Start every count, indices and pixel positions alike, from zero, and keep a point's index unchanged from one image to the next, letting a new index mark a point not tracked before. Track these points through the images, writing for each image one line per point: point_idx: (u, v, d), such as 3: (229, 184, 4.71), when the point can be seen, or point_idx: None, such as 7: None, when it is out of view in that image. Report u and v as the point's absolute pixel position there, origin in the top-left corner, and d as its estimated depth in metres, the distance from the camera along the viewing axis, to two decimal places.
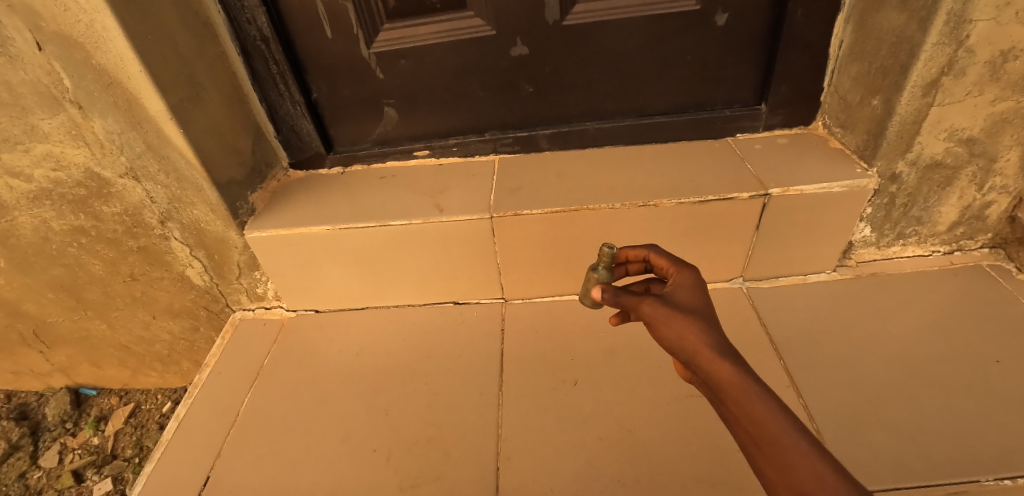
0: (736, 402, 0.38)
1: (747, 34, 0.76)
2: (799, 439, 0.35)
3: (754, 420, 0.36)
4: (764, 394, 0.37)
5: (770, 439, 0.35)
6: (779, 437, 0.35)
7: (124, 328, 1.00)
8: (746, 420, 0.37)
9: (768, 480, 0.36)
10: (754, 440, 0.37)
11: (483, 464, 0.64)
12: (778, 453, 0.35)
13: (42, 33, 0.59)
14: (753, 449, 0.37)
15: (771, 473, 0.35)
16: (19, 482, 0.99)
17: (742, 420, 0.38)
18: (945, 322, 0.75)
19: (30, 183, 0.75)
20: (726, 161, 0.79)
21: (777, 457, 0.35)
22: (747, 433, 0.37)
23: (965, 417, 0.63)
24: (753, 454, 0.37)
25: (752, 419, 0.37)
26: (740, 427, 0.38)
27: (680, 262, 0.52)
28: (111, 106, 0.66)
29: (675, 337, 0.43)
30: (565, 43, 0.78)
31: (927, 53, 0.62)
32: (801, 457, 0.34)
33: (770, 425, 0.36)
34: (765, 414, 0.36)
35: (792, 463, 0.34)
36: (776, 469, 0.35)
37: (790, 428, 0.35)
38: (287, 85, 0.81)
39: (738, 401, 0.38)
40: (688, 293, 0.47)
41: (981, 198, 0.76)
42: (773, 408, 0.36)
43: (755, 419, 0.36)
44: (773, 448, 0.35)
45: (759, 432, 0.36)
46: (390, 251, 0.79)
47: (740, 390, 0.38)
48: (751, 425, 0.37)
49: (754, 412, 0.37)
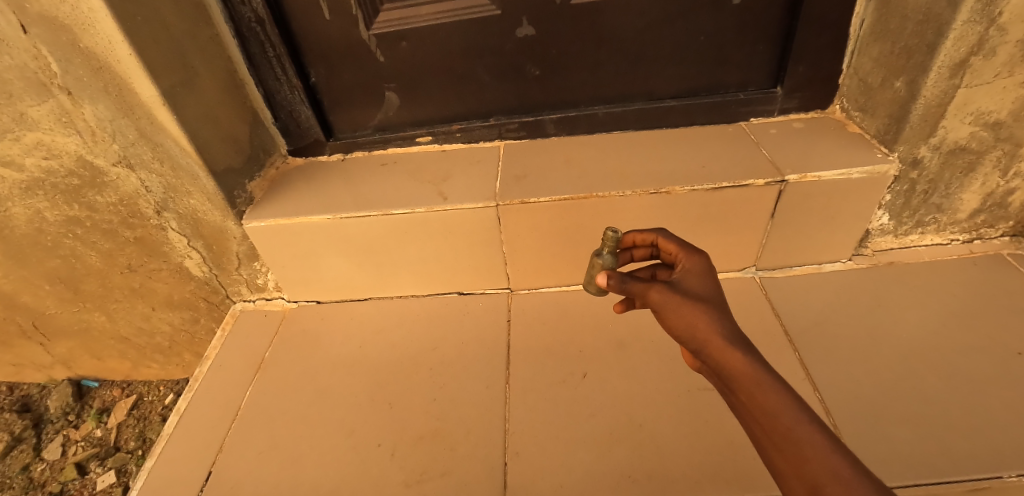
0: (748, 393, 0.36)
1: (764, 14, 0.73)
2: (815, 431, 0.33)
3: (768, 412, 0.35)
4: (778, 385, 0.35)
5: (783, 431, 0.34)
6: (793, 429, 0.33)
7: (124, 320, 0.98)
8: (759, 412, 0.35)
9: (779, 472, 0.34)
10: (765, 431, 0.35)
11: (491, 460, 0.63)
12: (792, 446, 0.33)
13: (27, 15, 0.56)
14: (765, 442, 0.35)
15: (782, 465, 0.33)
16: (23, 475, 0.99)
17: (754, 412, 0.36)
18: (966, 313, 0.73)
19: (22, 173, 0.72)
20: (741, 146, 0.76)
21: (788, 449, 0.33)
22: (758, 425, 0.36)
23: (987, 411, 0.61)
24: (763, 446, 0.35)
25: (765, 411, 0.35)
26: (751, 419, 0.36)
27: (688, 247, 0.50)
28: (100, 92, 0.64)
29: (684, 325, 0.41)
30: (572, 23, 0.74)
31: (957, 31, 0.59)
32: (816, 450, 0.32)
33: (784, 416, 0.34)
34: (778, 406, 0.34)
35: (807, 456, 0.32)
36: (787, 461, 0.33)
37: (805, 420, 0.34)
38: (285, 69, 0.78)
39: (751, 393, 0.36)
40: (699, 280, 0.45)
41: (1005, 184, 0.74)
42: (787, 400, 0.35)
43: (768, 410, 0.35)
44: (786, 440, 0.33)
45: (772, 424, 0.34)
46: (393, 241, 0.77)
47: (753, 380, 0.36)
48: (763, 416, 0.35)
49: (768, 403, 0.35)
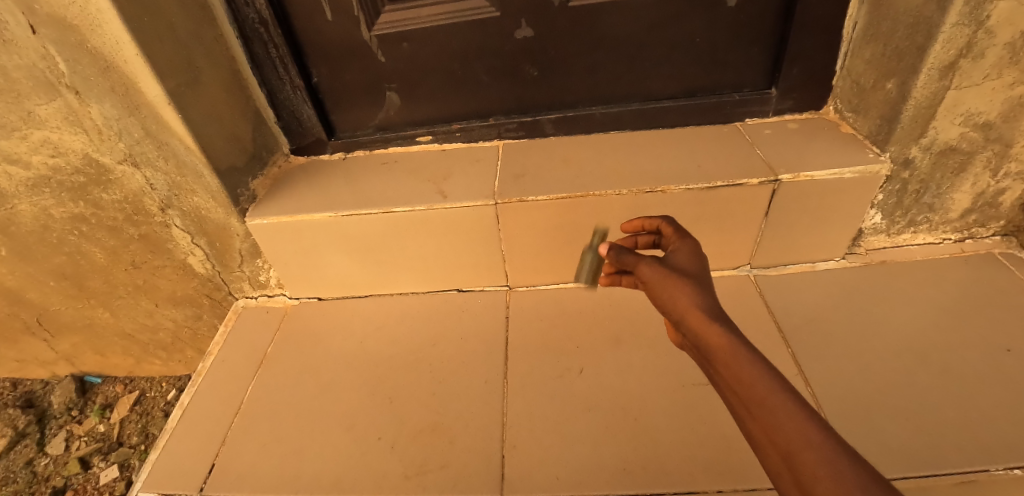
0: (723, 363, 0.37)
1: (759, 16, 0.74)
2: (786, 399, 0.34)
3: (742, 381, 0.36)
4: (752, 356, 0.36)
5: (757, 399, 0.35)
6: (766, 397, 0.34)
7: (127, 316, 0.99)
8: (734, 382, 0.36)
9: (757, 441, 0.35)
10: (741, 401, 0.36)
11: (489, 452, 0.64)
12: (765, 413, 0.34)
13: (35, 15, 0.58)
14: (741, 411, 0.36)
15: (758, 433, 0.34)
16: (26, 470, 1.00)
17: (731, 382, 0.37)
18: (957, 311, 0.74)
19: (28, 170, 0.74)
20: (736, 146, 0.78)
21: (762, 417, 0.34)
22: (735, 395, 0.37)
23: (976, 406, 0.63)
24: (741, 416, 0.36)
25: (740, 381, 0.36)
26: (729, 390, 0.37)
27: (682, 231, 0.51)
28: (107, 91, 0.65)
29: (669, 299, 0.43)
30: (571, 24, 0.75)
31: (946, 34, 0.60)
32: (789, 417, 0.33)
33: (758, 385, 0.35)
34: (752, 376, 0.35)
35: (780, 422, 0.33)
36: (761, 428, 0.34)
37: (778, 389, 0.35)
38: (288, 70, 0.80)
39: (726, 363, 0.37)
40: (688, 259, 0.47)
41: (995, 184, 0.75)
42: (761, 370, 0.36)
43: (742, 379, 0.36)
44: (760, 408, 0.34)
45: (747, 393, 0.35)
46: (394, 238, 0.79)
47: (727, 351, 0.37)
48: (739, 386, 0.36)
49: (743, 373, 0.36)
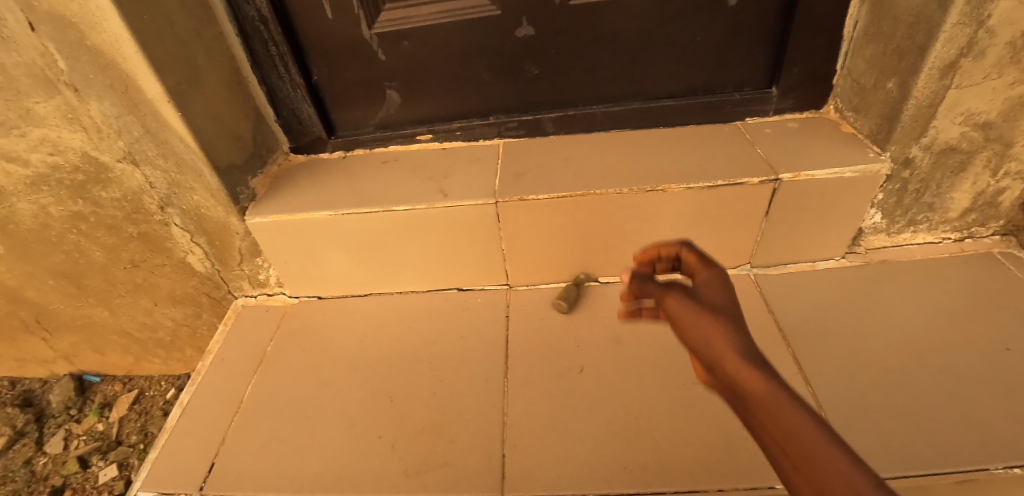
0: (762, 408, 0.33)
1: (759, 15, 0.74)
2: (838, 453, 0.29)
3: (784, 430, 0.31)
4: (796, 403, 0.32)
5: (802, 453, 0.30)
6: (814, 451, 0.29)
7: (126, 314, 0.99)
8: (775, 430, 0.31)
9: None
10: (785, 454, 0.31)
11: (490, 450, 0.64)
12: (814, 469, 0.29)
13: (34, 12, 0.57)
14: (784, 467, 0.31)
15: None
16: (25, 469, 0.99)
17: (772, 432, 0.32)
18: (956, 310, 0.74)
19: (27, 168, 0.73)
20: (737, 145, 0.78)
21: (810, 474, 0.29)
22: (777, 448, 0.32)
23: (976, 405, 0.63)
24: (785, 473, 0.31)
25: (782, 429, 0.31)
26: (769, 441, 0.32)
27: (709, 261, 0.48)
28: (107, 89, 0.65)
29: (699, 335, 0.39)
30: (571, 23, 0.75)
31: (948, 33, 0.60)
32: (842, 476, 0.28)
33: (803, 436, 0.30)
34: (796, 424, 0.31)
35: (829, 480, 0.28)
36: (808, 488, 0.29)
37: (827, 441, 0.29)
38: (287, 68, 0.79)
39: (765, 409, 0.32)
40: (718, 292, 0.43)
41: (995, 184, 0.75)
42: (807, 419, 0.31)
43: (785, 428, 0.31)
44: (806, 464, 0.29)
45: (791, 444, 0.30)
46: (394, 237, 0.78)
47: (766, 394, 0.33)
48: (781, 437, 0.31)
49: (783, 419, 0.31)
